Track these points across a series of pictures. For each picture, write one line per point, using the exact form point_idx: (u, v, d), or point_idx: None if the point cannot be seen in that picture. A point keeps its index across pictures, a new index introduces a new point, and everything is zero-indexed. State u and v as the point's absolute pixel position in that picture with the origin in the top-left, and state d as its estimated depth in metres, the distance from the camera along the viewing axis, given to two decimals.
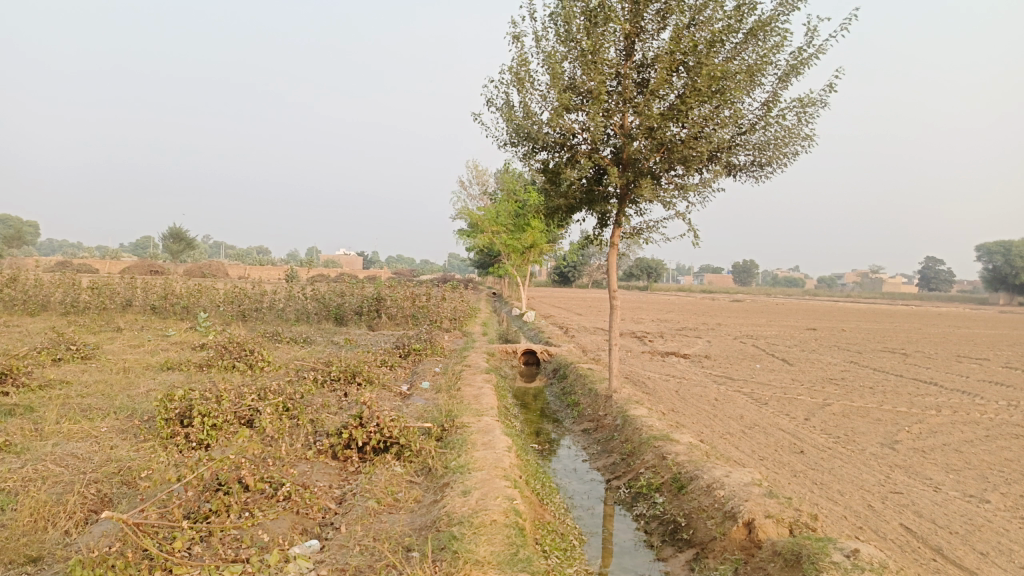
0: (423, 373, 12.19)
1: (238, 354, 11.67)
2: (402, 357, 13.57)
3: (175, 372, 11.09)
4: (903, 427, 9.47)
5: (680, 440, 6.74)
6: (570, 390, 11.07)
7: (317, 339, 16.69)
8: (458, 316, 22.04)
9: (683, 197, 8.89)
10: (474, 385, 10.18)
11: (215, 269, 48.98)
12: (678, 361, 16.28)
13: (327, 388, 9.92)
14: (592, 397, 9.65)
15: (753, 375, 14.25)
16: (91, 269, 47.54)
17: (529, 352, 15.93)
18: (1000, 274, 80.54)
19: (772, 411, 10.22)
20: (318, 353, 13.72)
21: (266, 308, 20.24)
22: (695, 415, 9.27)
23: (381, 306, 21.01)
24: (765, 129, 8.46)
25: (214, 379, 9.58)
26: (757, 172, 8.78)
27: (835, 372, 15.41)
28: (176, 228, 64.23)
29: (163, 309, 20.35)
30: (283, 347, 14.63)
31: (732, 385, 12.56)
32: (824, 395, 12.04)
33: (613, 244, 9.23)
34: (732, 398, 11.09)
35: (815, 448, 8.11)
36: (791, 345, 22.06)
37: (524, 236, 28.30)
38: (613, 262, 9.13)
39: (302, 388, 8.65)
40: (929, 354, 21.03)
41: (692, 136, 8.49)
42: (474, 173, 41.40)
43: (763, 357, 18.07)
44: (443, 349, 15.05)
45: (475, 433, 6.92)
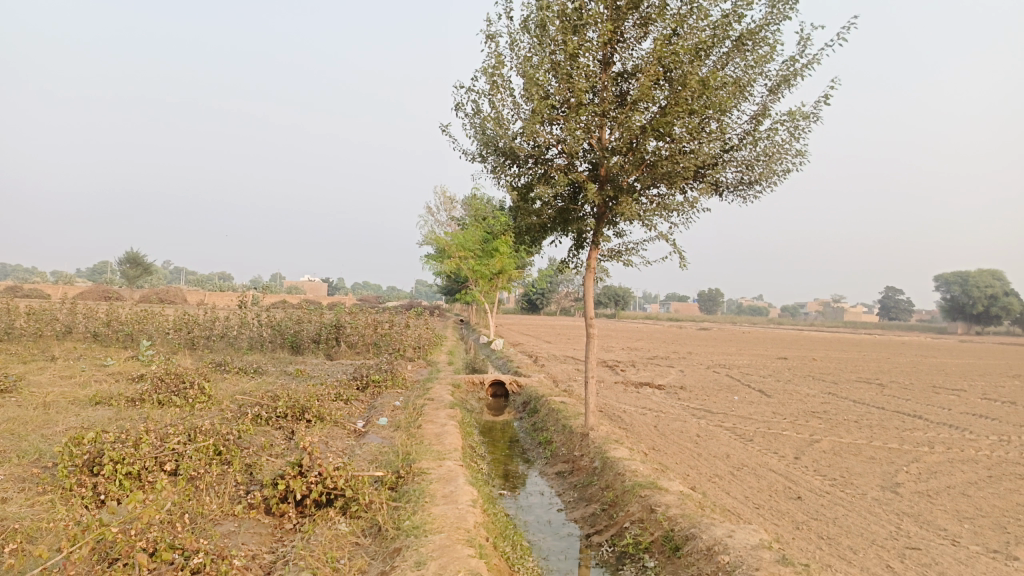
0: (381, 408, 11.23)
1: (176, 388, 10.59)
2: (359, 390, 12.57)
3: (103, 407, 9.96)
4: (899, 466, 8.81)
5: (669, 488, 5.91)
6: (541, 426, 10.21)
7: (269, 370, 15.60)
8: (422, 344, 21.09)
9: (666, 217, 8.21)
10: (437, 422, 9.26)
11: (171, 295, 47.16)
12: (653, 393, 15.55)
13: (272, 426, 8.97)
14: (566, 435, 8.79)
15: (732, 408, 13.56)
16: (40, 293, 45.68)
17: (497, 383, 15.06)
18: (957, 305, 82.15)
19: (759, 449, 9.48)
20: (267, 385, 12.67)
21: (217, 336, 19.06)
22: (678, 456, 8.47)
23: (340, 334, 20.01)
24: (754, 146, 7.82)
25: (143, 417, 8.53)
26: (744, 191, 8.13)
27: (815, 404, 14.80)
28: (134, 253, 62.28)
29: (106, 336, 19.00)
30: (231, 380, 13.53)
31: (712, 420, 11.82)
32: (809, 429, 11.38)
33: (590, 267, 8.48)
34: (715, 434, 10.33)
35: (812, 493, 7.35)
36: (765, 375, 21.52)
37: (492, 262, 27.56)
38: (589, 287, 8.36)
39: (240, 427, 7.65)
40: (904, 385, 20.62)
41: (675, 151, 7.82)
42: (441, 199, 40.61)
43: (739, 388, 17.44)
44: (404, 381, 14.08)
45: (434, 483, 6.00)
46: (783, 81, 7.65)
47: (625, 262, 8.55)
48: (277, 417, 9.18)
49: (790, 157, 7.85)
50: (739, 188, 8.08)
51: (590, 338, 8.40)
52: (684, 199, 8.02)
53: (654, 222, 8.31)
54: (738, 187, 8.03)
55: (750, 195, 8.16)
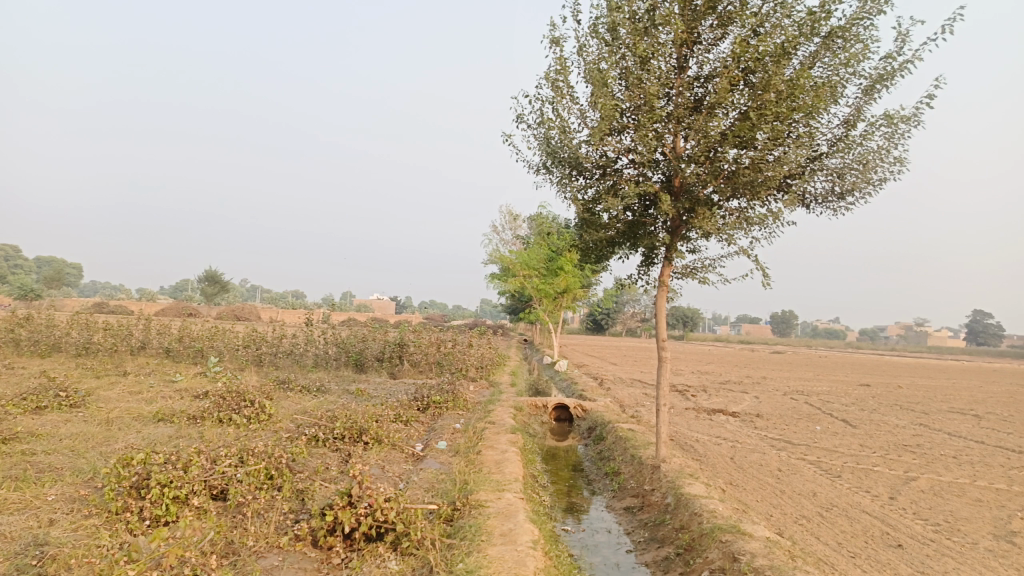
0: (441, 431, 10.87)
1: (237, 405, 10.49)
2: (420, 412, 12.27)
3: (165, 424, 9.93)
4: (1013, 511, 7.85)
5: (753, 533, 5.28)
6: (608, 455, 9.64)
7: (332, 388, 15.51)
8: (485, 364, 20.75)
9: (746, 231, 7.63)
10: (497, 448, 8.81)
11: (245, 312, 48.46)
12: (726, 420, 14.71)
13: (329, 448, 8.73)
14: (635, 466, 8.21)
15: (815, 439, 12.62)
16: (123, 309, 47.66)
17: (561, 406, 14.52)
18: None
19: (848, 487, 8.65)
20: (328, 405, 12.50)
21: (283, 353, 19.18)
22: (759, 493, 7.78)
23: (403, 352, 19.88)
24: (846, 153, 7.20)
25: (200, 436, 8.40)
26: (834, 203, 7.50)
27: (906, 436, 13.68)
28: (211, 271, 64.48)
29: (177, 352, 19.37)
30: (293, 398, 13.43)
31: (793, 452, 10.98)
32: (902, 465, 10.42)
33: (663, 284, 7.94)
34: (797, 469, 9.54)
35: (914, 540, 6.55)
36: (847, 403, 20.24)
37: (557, 281, 27.15)
38: (662, 306, 7.81)
39: (293, 448, 7.39)
40: (1003, 417, 19.00)
41: (756, 159, 7.26)
42: (506, 218, 40.45)
43: (820, 417, 16.36)
44: (466, 402, 13.71)
45: (491, 518, 5.54)
46: (878, 81, 7.04)
47: (703, 280, 7.95)
48: (334, 439, 8.93)
49: (887, 164, 7.21)
50: (827, 199, 7.46)
51: (663, 363, 7.80)
52: (767, 211, 7.43)
53: (734, 235, 7.74)
54: (828, 199, 7.41)
55: (840, 207, 7.52)
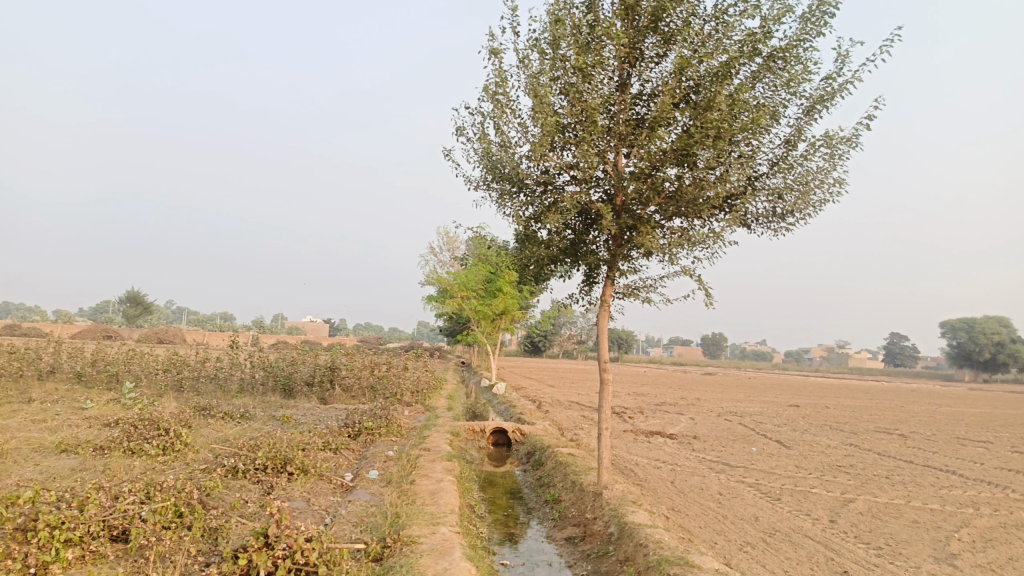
0: (373, 458, 10.35)
1: (150, 435, 9.73)
2: (351, 439, 11.69)
3: (68, 456, 9.10)
4: (949, 532, 7.86)
5: (702, 566, 5.01)
6: (547, 481, 9.31)
7: (258, 415, 14.72)
8: (421, 388, 20.21)
9: (688, 250, 7.49)
10: (432, 477, 8.36)
11: (171, 334, 46.44)
12: (664, 443, 14.61)
13: (251, 479, 8.12)
14: (576, 493, 7.91)
15: (752, 460, 12.61)
16: (35, 331, 44.97)
17: (499, 431, 14.15)
18: (963, 351, 81.00)
19: (789, 510, 8.56)
20: (252, 432, 11.79)
21: (206, 377, 18.21)
22: (702, 520, 7.57)
23: (335, 376, 19.15)
24: (787, 173, 7.16)
25: (105, 470, 7.67)
26: (775, 223, 7.45)
27: (838, 457, 13.83)
28: (134, 292, 61.68)
29: (90, 377, 18.14)
30: (214, 426, 12.64)
31: (732, 474, 10.89)
32: (838, 486, 10.44)
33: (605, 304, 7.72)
34: (738, 492, 9.41)
35: (859, 565, 6.43)
36: (780, 424, 20.52)
37: (494, 303, 26.93)
38: (604, 327, 7.58)
39: (207, 482, 6.78)
40: (926, 436, 19.58)
41: (699, 178, 7.14)
42: (443, 239, 40.06)
43: (755, 438, 16.45)
44: (400, 428, 13.18)
45: (424, 557, 5.11)
46: (818, 103, 7.04)
47: (645, 300, 7.77)
48: (255, 470, 8.32)
49: (827, 185, 7.20)
50: (769, 219, 7.40)
51: (605, 387, 7.53)
52: (709, 230, 7.33)
53: (676, 255, 7.60)
54: (769, 219, 7.35)
55: (781, 227, 7.48)
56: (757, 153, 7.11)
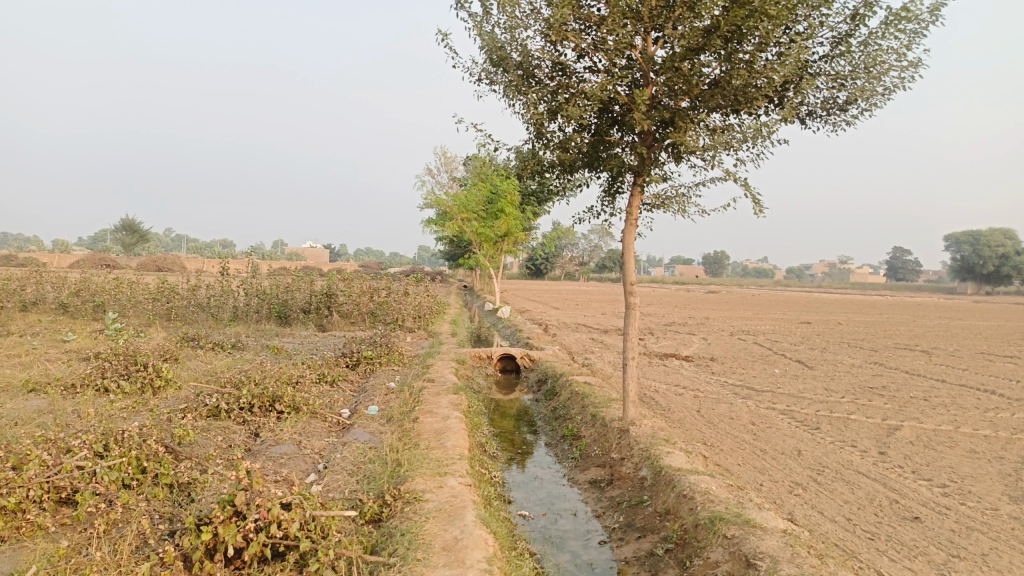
0: (372, 391, 9.53)
1: (126, 371, 8.84)
2: (348, 369, 10.86)
3: (36, 396, 8.27)
4: (1015, 464, 7.05)
5: (765, 526, 4.15)
6: (563, 413, 8.49)
7: (250, 345, 13.90)
8: (423, 313, 19.37)
9: (731, 149, 6.34)
10: (438, 413, 7.51)
11: (171, 262, 45.58)
12: (681, 365, 13.83)
13: (235, 420, 7.30)
14: (598, 428, 7.07)
15: (778, 384, 11.82)
16: (33, 263, 44.19)
17: (506, 357, 13.33)
18: (968, 264, 80.30)
19: (831, 442, 7.75)
20: (242, 365, 10.97)
21: (197, 305, 17.35)
22: (740, 457, 6.76)
23: (332, 303, 18.28)
24: (854, 55, 6.00)
25: (70, 412, 6.83)
26: (833, 116, 6.33)
27: (868, 378, 13.04)
28: (129, 221, 60.38)
29: (75, 308, 17.27)
30: (202, 359, 11.79)
31: (762, 401, 10.08)
32: (878, 411, 9.63)
33: (631, 214, 6.63)
34: (772, 422, 8.60)
35: (929, 508, 5.62)
36: (797, 343, 19.74)
37: (497, 224, 25.85)
38: (631, 242, 6.56)
39: (178, 431, 5.96)
40: (951, 353, 18.79)
41: (748, 58, 5.94)
42: (441, 159, 38.53)
43: (775, 359, 15.69)
44: (401, 356, 12.35)
45: (430, 521, 4.25)
46: None
47: (679, 213, 6.72)
48: (239, 410, 7.47)
49: (898, 68, 6.06)
50: (827, 112, 6.27)
51: (633, 311, 6.59)
52: (757, 125, 6.18)
53: (715, 156, 6.48)
54: (828, 113, 6.23)
55: (841, 122, 6.38)
56: (818, 31, 5.94)
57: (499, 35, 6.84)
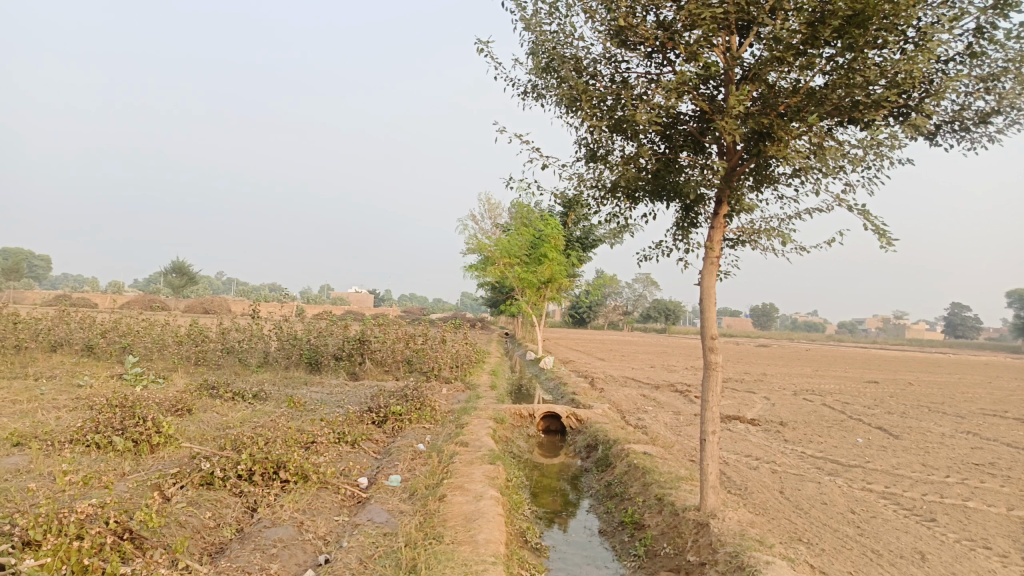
0: (397, 454, 8.34)
1: (120, 425, 7.81)
2: (373, 426, 9.72)
3: (16, 452, 7.29)
4: None
5: None
6: (619, 489, 7.14)
7: (273, 394, 12.87)
8: (461, 363, 18.18)
9: (839, 170, 5.11)
10: (471, 489, 6.27)
11: (217, 304, 45.42)
12: (747, 430, 12.28)
13: (230, 492, 6.20)
14: (666, 517, 5.73)
15: (865, 457, 10.25)
16: (80, 301, 44.60)
17: (550, 416, 12.02)
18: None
19: (957, 540, 6.24)
20: (257, 419, 9.90)
21: (225, 350, 16.49)
22: (849, 563, 5.34)
23: (365, 350, 17.24)
24: (1004, 50, 4.81)
25: (36, 477, 5.80)
26: (974, 129, 5.06)
27: (967, 451, 11.34)
28: (179, 262, 61.09)
29: (100, 349, 16.55)
30: (217, 410, 10.75)
31: (853, 480, 8.56)
32: (998, 496, 8.04)
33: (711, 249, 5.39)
34: (874, 510, 7.11)
35: None
36: (869, 406, 17.95)
37: (541, 271, 24.78)
38: (711, 285, 5.31)
39: (141, 516, 4.57)
40: None
41: (869, 54, 4.74)
42: (484, 204, 37.83)
43: (852, 425, 14.03)
44: (434, 411, 11.15)
45: None
46: None
47: (773, 252, 5.46)
48: (235, 480, 6.34)
49: None
50: (964, 123, 5.02)
51: (718, 384, 5.27)
52: (874, 139, 4.95)
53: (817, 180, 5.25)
54: (968, 125, 5.01)
55: (981, 135, 5.15)
56: (959, 20, 4.75)
57: (553, 37, 5.80)
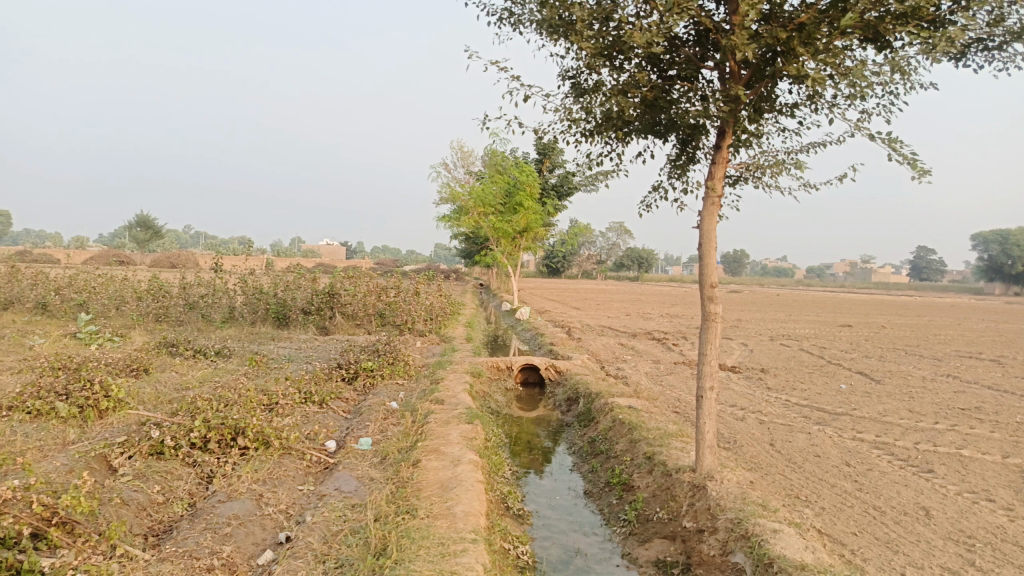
0: (368, 414, 7.84)
1: (63, 389, 7.16)
2: (342, 384, 9.19)
3: None
4: None
5: None
6: (605, 446, 6.74)
7: (237, 351, 12.25)
8: (434, 315, 17.64)
9: (859, 95, 4.56)
10: (447, 452, 5.80)
11: (183, 259, 44.02)
12: (729, 379, 11.98)
13: (183, 462, 5.66)
14: (658, 478, 5.33)
15: (851, 404, 10.01)
16: (38, 257, 43.02)
17: (528, 368, 11.59)
18: (995, 265, 77.78)
19: (959, 493, 5.96)
20: (218, 379, 9.31)
21: (187, 306, 15.75)
22: (853, 522, 5.01)
23: (334, 303, 16.60)
24: None
25: None
26: (1006, 48, 4.55)
27: (950, 395, 11.18)
28: (143, 216, 59.21)
29: (53, 306, 15.69)
30: (176, 370, 10.12)
31: (842, 429, 8.28)
32: (990, 443, 7.82)
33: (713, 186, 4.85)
34: (869, 462, 6.80)
35: None
36: (847, 350, 17.85)
37: (515, 219, 24.13)
38: (710, 227, 4.80)
39: (69, 501, 3.99)
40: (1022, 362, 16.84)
41: None
42: (455, 151, 36.76)
43: (833, 370, 13.84)
44: (407, 365, 10.64)
45: None
46: None
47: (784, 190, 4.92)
48: (187, 449, 5.80)
49: None
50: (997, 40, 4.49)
51: (718, 336, 4.81)
52: (899, 58, 4.40)
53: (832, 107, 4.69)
54: (1001, 42, 4.50)
55: (1012, 54, 4.64)
56: None
57: None
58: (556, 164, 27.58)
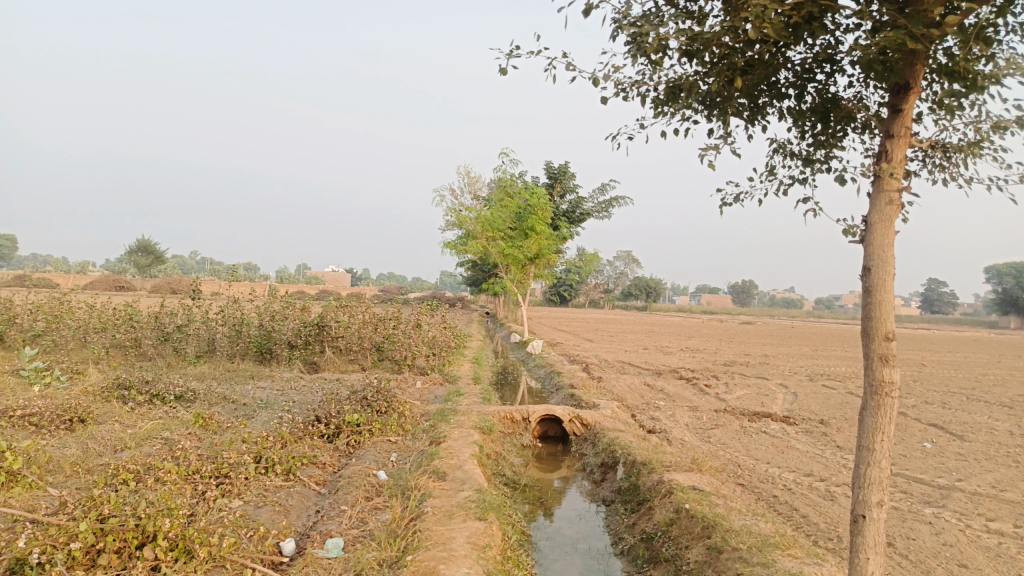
0: (346, 489, 5.97)
1: None
2: (320, 445, 7.31)
3: None
4: None
5: None
6: (668, 550, 4.86)
7: (205, 393, 10.40)
8: (438, 350, 15.79)
9: None
10: None
11: (183, 284, 42.36)
12: (786, 433, 10.08)
13: None
14: None
15: (950, 472, 8.09)
16: (33, 280, 41.56)
17: (547, 420, 9.70)
18: (1012, 297, 75.61)
19: None
20: (167, 436, 7.46)
21: (161, 338, 13.94)
22: None
23: (325, 336, 14.77)
24: None
25: None
26: None
27: None
28: (144, 240, 57.78)
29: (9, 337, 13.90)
30: (122, 421, 8.27)
31: (964, 513, 6.38)
32: None
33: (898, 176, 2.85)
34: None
35: None
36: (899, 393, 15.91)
37: (526, 245, 22.38)
38: (885, 243, 2.90)
39: None
40: None
41: None
42: (463, 175, 35.22)
43: (900, 420, 11.89)
44: (402, 416, 8.75)
45: None
46: None
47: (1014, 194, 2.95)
48: (66, 568, 3.84)
49: None
50: None
51: (891, 423, 2.92)
52: None
53: None
54: None
55: None
56: None
57: None
58: (568, 188, 25.99)
